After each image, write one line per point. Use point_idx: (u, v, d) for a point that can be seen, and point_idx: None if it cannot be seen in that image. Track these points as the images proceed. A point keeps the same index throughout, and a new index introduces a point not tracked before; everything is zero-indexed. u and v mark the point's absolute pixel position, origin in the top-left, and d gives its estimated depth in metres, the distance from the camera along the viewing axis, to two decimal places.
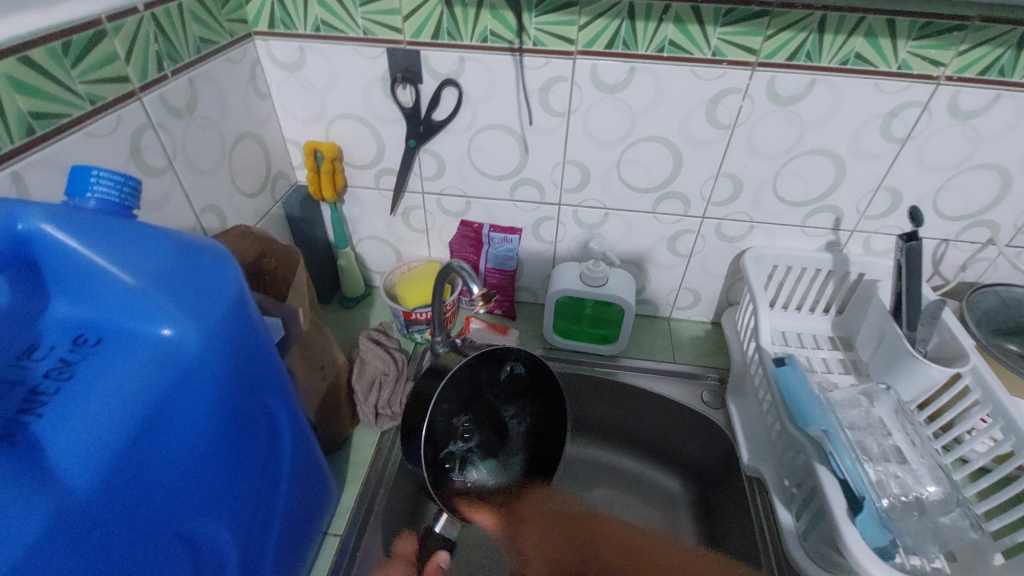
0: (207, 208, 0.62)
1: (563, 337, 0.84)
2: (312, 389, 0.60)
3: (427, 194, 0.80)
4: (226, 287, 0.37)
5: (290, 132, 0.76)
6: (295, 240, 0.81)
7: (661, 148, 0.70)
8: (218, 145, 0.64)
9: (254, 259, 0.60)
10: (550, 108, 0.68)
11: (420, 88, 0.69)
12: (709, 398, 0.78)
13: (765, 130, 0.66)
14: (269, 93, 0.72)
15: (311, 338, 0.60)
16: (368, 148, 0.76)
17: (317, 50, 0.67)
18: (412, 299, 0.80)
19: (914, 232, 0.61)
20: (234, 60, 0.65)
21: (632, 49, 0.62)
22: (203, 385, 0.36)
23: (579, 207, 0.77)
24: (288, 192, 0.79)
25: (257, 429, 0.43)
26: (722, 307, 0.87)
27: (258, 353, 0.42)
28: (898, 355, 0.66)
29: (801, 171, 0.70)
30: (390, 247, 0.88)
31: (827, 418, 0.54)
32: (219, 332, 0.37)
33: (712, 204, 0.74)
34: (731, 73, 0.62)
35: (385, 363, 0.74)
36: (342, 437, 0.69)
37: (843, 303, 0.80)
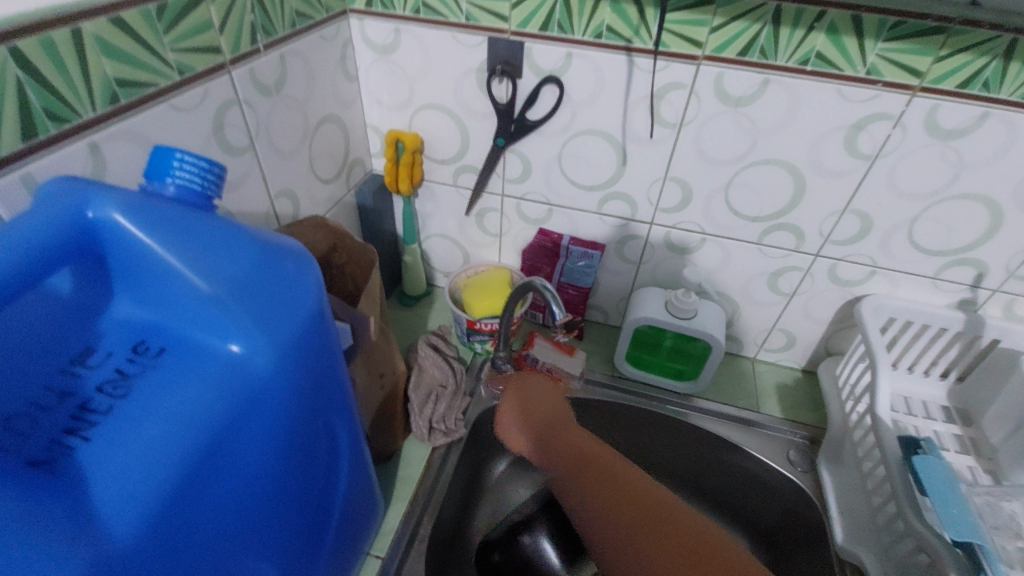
0: (283, 193, 0.59)
1: (634, 367, 0.77)
2: (370, 400, 0.56)
3: (507, 197, 0.74)
4: (304, 300, 0.33)
5: (373, 118, 0.72)
6: (363, 231, 0.77)
7: (781, 174, 0.61)
8: (301, 127, 0.60)
9: (325, 253, 0.56)
10: (660, 117, 0.61)
11: (518, 84, 0.63)
12: (795, 457, 0.70)
13: (912, 166, 0.57)
14: (357, 75, 0.68)
15: (378, 346, 0.55)
16: (452, 143, 0.70)
17: (413, 33, 0.62)
18: (479, 308, 0.74)
19: None
20: (327, 37, 0.61)
21: (770, 59, 0.54)
22: (269, 410, 0.32)
23: (672, 229, 0.70)
24: (363, 180, 0.75)
25: (319, 453, 0.39)
26: (817, 355, 0.78)
27: (329, 371, 0.37)
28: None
29: (947, 216, 0.60)
30: (459, 248, 0.83)
31: (980, 529, 0.45)
32: (293, 351, 0.32)
33: (829, 242, 0.65)
34: (884, 96, 0.53)
35: (443, 374, 0.70)
36: (392, 448, 0.65)
37: (967, 370, 0.70)
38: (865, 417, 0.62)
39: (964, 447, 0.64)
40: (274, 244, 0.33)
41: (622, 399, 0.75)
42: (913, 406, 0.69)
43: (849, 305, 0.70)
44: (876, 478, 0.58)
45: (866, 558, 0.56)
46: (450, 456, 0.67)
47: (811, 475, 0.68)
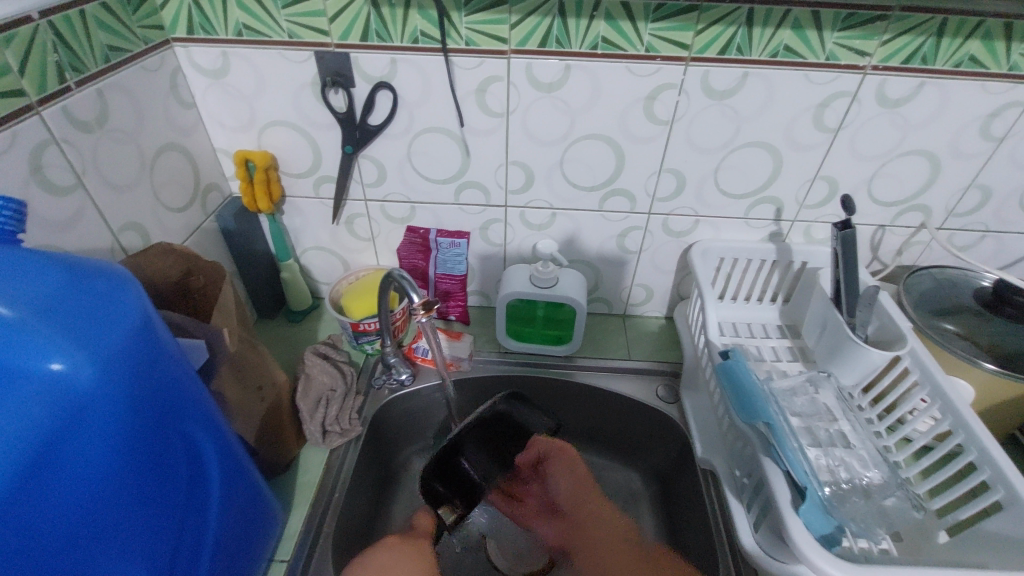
0: (127, 226, 0.59)
1: (516, 340, 0.83)
2: (250, 412, 0.58)
3: (370, 201, 0.78)
4: (125, 313, 0.36)
5: (221, 142, 0.73)
6: (233, 254, 0.77)
7: (602, 146, 0.69)
8: (136, 160, 0.60)
9: (178, 279, 0.57)
10: (488, 108, 0.67)
11: (353, 92, 0.66)
12: (663, 393, 0.79)
13: (702, 125, 0.67)
14: (194, 102, 0.68)
15: (244, 357, 0.58)
16: (305, 157, 0.73)
17: (241, 56, 0.64)
18: (358, 310, 0.78)
19: (849, 220, 0.62)
20: (151, 68, 0.62)
21: (566, 47, 0.61)
22: (100, 421, 0.34)
23: (526, 209, 0.77)
24: (222, 204, 0.76)
25: (177, 462, 0.41)
26: (674, 302, 0.88)
27: (172, 381, 0.40)
28: (840, 342, 0.66)
29: (741, 163, 0.70)
30: (337, 257, 0.86)
31: (769, 409, 0.55)
32: (119, 362, 0.35)
33: (657, 200, 0.75)
34: (666, 69, 0.62)
35: (332, 378, 0.72)
36: (287, 458, 0.67)
37: (789, 291, 0.82)
38: (706, 348, 0.72)
39: (794, 356, 0.76)
40: (84, 269, 0.36)
41: (509, 372, 0.82)
42: (751, 330, 0.80)
43: (686, 253, 0.81)
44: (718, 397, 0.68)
45: (717, 462, 0.66)
46: (348, 455, 0.70)
47: (677, 405, 0.77)
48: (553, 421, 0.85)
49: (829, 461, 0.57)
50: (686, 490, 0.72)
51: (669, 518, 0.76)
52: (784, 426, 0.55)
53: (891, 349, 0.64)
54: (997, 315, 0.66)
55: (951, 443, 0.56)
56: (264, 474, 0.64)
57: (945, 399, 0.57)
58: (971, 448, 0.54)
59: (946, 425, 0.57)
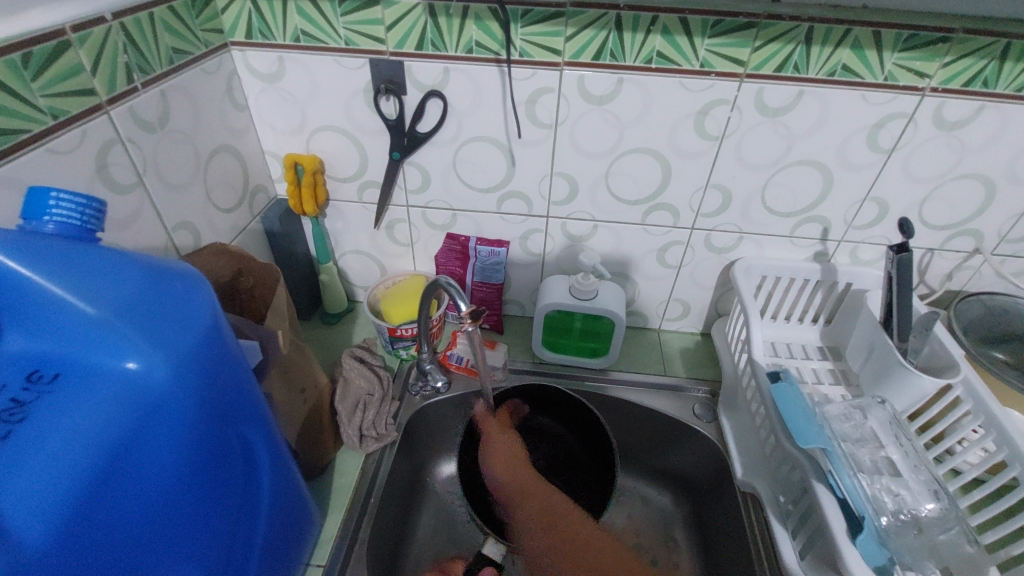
0: (181, 225, 0.60)
1: (551, 351, 0.83)
2: (294, 413, 0.59)
3: (412, 207, 0.78)
4: (198, 314, 0.36)
5: (270, 145, 0.74)
6: (275, 255, 0.78)
7: (649, 160, 0.69)
8: (192, 160, 0.61)
9: (230, 277, 0.58)
10: (537, 119, 0.67)
11: (404, 100, 0.67)
12: (700, 411, 0.78)
13: (753, 141, 0.66)
14: (247, 105, 0.70)
15: (292, 360, 0.59)
16: (351, 161, 0.74)
17: (296, 61, 0.65)
18: (397, 315, 0.78)
19: (905, 243, 0.61)
20: (210, 71, 0.63)
21: (619, 60, 0.61)
22: (172, 422, 0.35)
23: (567, 220, 0.77)
24: (267, 206, 0.77)
25: (236, 463, 0.41)
26: (711, 318, 0.87)
27: (237, 382, 0.40)
28: (889, 366, 0.65)
29: (789, 182, 0.69)
30: (374, 261, 0.87)
31: (823, 434, 0.55)
32: (192, 364, 0.35)
33: (701, 215, 0.74)
34: (719, 85, 0.62)
35: (369, 383, 0.72)
36: (325, 461, 0.67)
37: (831, 312, 0.81)
38: (748, 366, 0.71)
39: (836, 379, 0.75)
40: (161, 270, 0.36)
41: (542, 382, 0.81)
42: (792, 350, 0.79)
43: (727, 269, 0.80)
44: (762, 418, 0.67)
45: (759, 485, 0.65)
46: (383, 460, 0.70)
47: (714, 425, 0.76)
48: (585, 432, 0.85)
49: (879, 489, 0.55)
50: (722, 511, 0.71)
51: (701, 537, 0.75)
52: (838, 450, 0.55)
53: (944, 377, 0.63)
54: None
55: (1008, 477, 0.54)
56: (303, 476, 0.64)
57: (1001, 430, 0.55)
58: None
59: (1001, 457, 0.55)
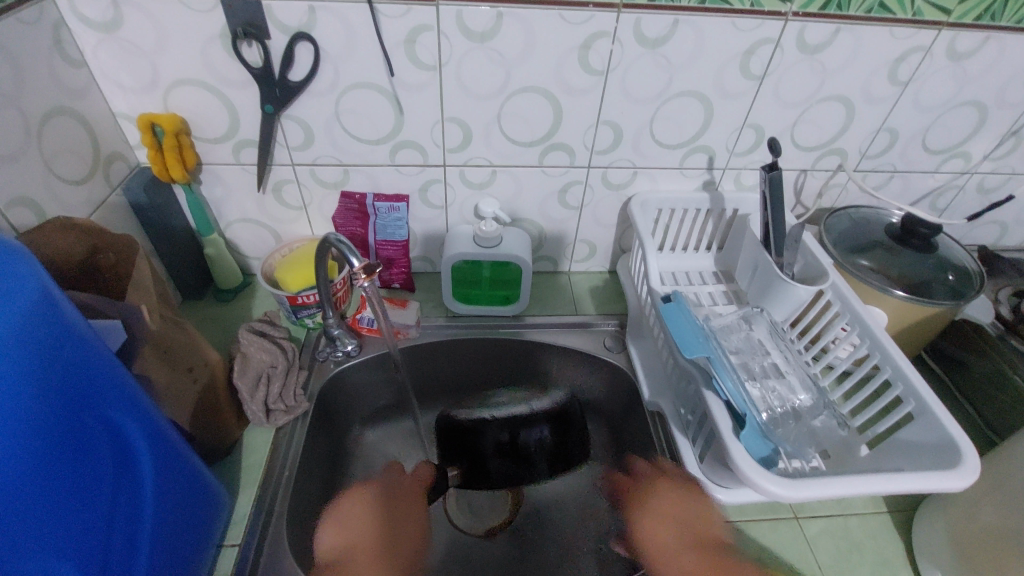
0: (16, 202, 0.53)
1: (463, 303, 0.81)
2: (182, 397, 0.54)
3: (298, 165, 0.73)
4: (22, 286, 0.35)
5: (120, 106, 0.66)
6: (148, 232, 0.71)
7: (694, 103, 0.70)
8: (21, 126, 0.54)
9: (84, 256, 0.52)
10: (589, 66, 0.65)
11: (445, 40, 0.62)
12: (610, 343, 0.81)
13: (791, 80, 0.69)
14: (83, 60, 0.62)
15: (169, 336, 0.53)
16: (220, 121, 0.67)
17: (137, 5, 0.58)
18: (294, 282, 0.73)
19: (776, 162, 0.61)
20: (29, 21, 0.55)
21: (677, 1, 0.60)
22: (7, 399, 0.33)
23: (608, 168, 0.76)
24: (129, 175, 0.69)
25: (98, 442, 0.41)
26: (617, 255, 0.88)
27: (81, 360, 0.40)
28: (770, 280, 0.70)
29: (818, 118, 0.73)
30: (266, 229, 0.80)
31: (872, 325, 0.62)
32: (19, 339, 0.34)
33: (734, 155, 0.76)
34: (768, 24, 0.63)
35: (271, 355, 0.69)
36: (228, 441, 0.63)
37: (722, 238, 0.84)
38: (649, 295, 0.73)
39: None
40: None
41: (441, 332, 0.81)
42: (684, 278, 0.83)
43: None
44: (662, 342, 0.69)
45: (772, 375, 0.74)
46: (296, 431, 0.67)
47: (624, 354, 0.79)
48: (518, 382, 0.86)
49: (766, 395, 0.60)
50: None
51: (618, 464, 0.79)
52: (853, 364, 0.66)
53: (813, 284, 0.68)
54: (902, 246, 0.72)
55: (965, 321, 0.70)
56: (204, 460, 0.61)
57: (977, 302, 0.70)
58: (898, 382, 0.59)
59: None
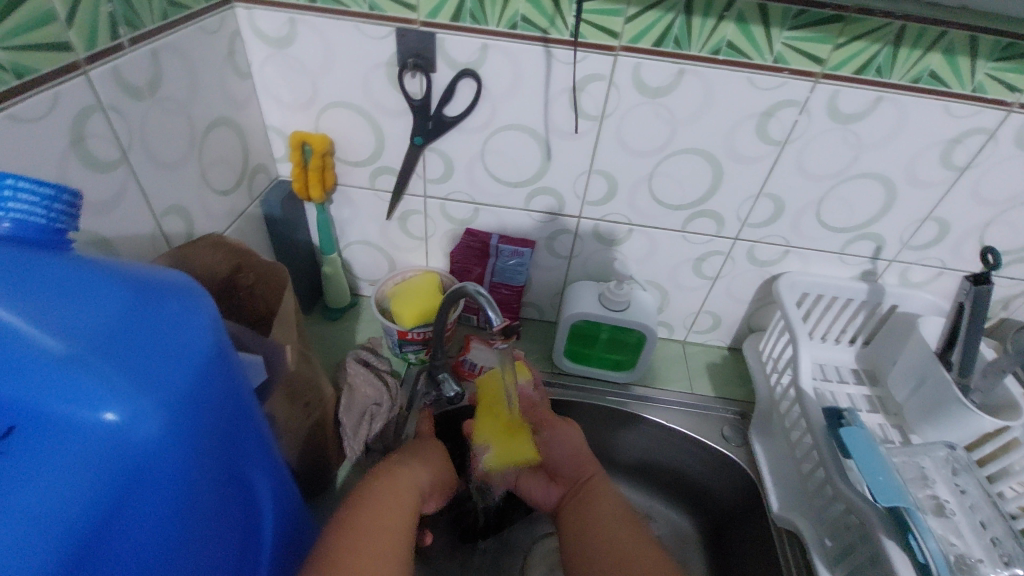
0: (170, 210, 0.53)
1: (572, 360, 0.76)
2: (296, 432, 0.51)
3: (430, 198, 0.70)
4: (198, 343, 0.31)
5: (274, 120, 0.66)
6: (275, 246, 0.71)
7: (876, 187, 0.62)
8: (187, 134, 0.54)
9: (226, 274, 0.51)
10: (765, 135, 0.59)
11: (614, 91, 0.58)
12: (729, 432, 0.72)
13: (999, 176, 0.60)
14: (250, 73, 0.62)
15: (299, 374, 0.51)
16: (365, 146, 0.66)
17: (311, 24, 0.57)
18: (410, 316, 0.69)
19: (986, 274, 0.55)
20: (211, 32, 0.55)
21: (885, 77, 0.54)
22: (165, 472, 0.30)
23: (757, 244, 0.69)
24: (268, 187, 0.69)
25: (238, 509, 0.36)
26: (742, 333, 0.81)
27: (238, 418, 0.35)
28: (943, 399, 0.59)
29: (1019, 220, 0.63)
30: (383, 254, 0.78)
31: None
32: (189, 401, 0.30)
33: (907, 247, 0.67)
34: (987, 112, 0.55)
35: (376, 392, 0.65)
36: (326, 479, 0.60)
37: (870, 334, 0.75)
38: (790, 388, 0.65)
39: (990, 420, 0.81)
40: (151, 291, 0.30)
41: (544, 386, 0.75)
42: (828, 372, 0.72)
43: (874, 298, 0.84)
44: (803, 446, 0.61)
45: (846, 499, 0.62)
46: None
47: (744, 449, 0.70)
48: (615, 453, 0.78)
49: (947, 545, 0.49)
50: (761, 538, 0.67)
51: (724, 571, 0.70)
52: None
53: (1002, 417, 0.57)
54: None
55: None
56: (303, 495, 0.58)
57: None
58: None
59: None
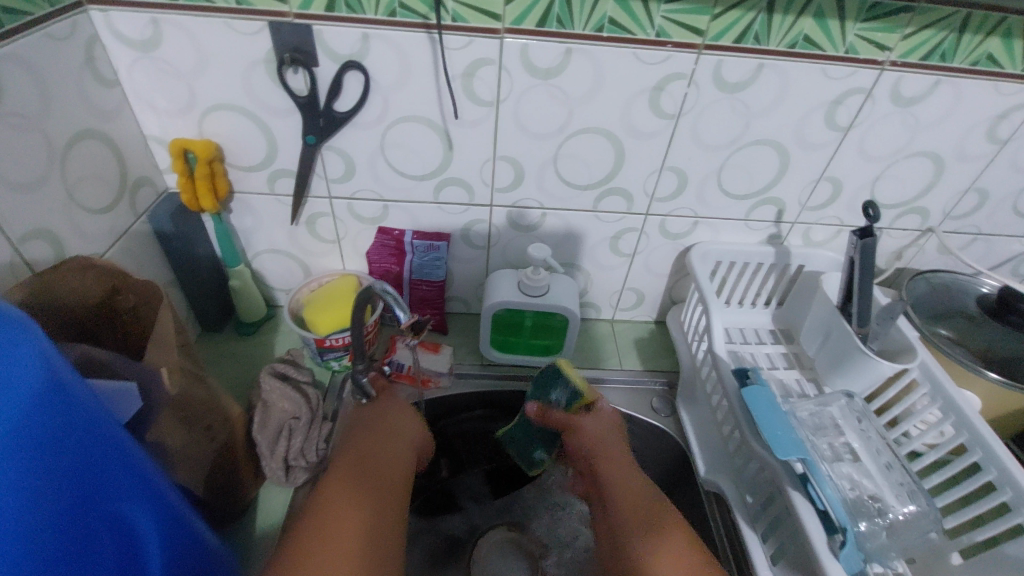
0: (32, 235, 0.49)
1: (501, 350, 0.75)
2: (197, 458, 0.48)
3: (335, 199, 0.68)
4: (23, 375, 0.28)
5: (152, 129, 0.62)
6: (172, 263, 0.67)
7: (770, 152, 0.64)
8: (44, 151, 0.50)
9: (100, 299, 0.48)
10: (660, 109, 0.60)
11: (505, 74, 0.57)
12: (658, 404, 0.73)
13: (879, 133, 0.63)
14: (117, 80, 0.57)
15: (193, 395, 0.48)
16: (257, 149, 0.63)
17: (176, 23, 0.53)
18: (323, 323, 0.68)
19: (869, 227, 0.57)
20: (60, 38, 0.51)
21: (763, 44, 0.55)
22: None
23: (667, 217, 0.70)
24: (156, 201, 0.65)
25: (105, 551, 0.33)
26: (666, 306, 0.82)
27: (93, 451, 0.32)
28: (847, 351, 0.62)
29: (903, 174, 0.66)
30: (295, 261, 0.75)
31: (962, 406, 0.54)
32: (18, 440, 0.27)
33: (807, 208, 0.70)
34: (861, 72, 0.57)
35: (294, 405, 0.61)
36: (242, 502, 0.57)
37: (783, 294, 0.77)
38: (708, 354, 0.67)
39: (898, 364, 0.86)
40: None
41: (473, 380, 0.75)
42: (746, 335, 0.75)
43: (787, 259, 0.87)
44: (722, 409, 0.63)
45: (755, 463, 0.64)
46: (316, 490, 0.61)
47: (673, 418, 0.72)
48: None
49: (854, 492, 0.52)
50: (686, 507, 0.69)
51: None
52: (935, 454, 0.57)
53: (899, 360, 0.60)
54: (996, 322, 0.63)
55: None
56: (215, 523, 0.54)
57: None
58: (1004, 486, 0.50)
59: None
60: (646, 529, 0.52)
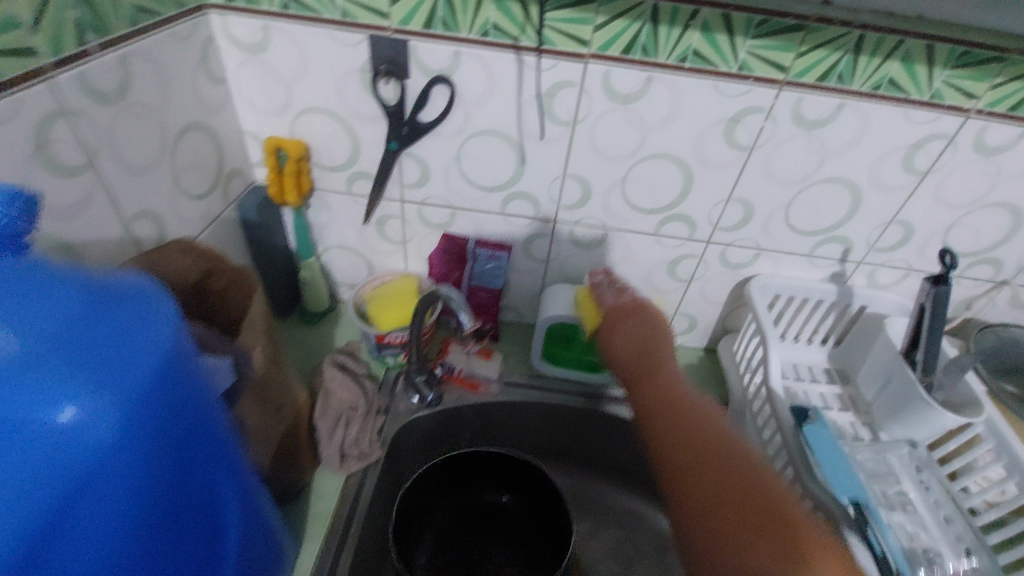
0: (141, 215, 0.53)
1: (551, 363, 0.77)
2: (269, 435, 0.51)
3: (407, 203, 0.71)
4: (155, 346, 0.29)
5: (249, 124, 0.66)
6: (252, 250, 0.71)
7: (842, 191, 0.64)
8: (158, 138, 0.54)
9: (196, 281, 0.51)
10: (734, 141, 0.61)
11: (585, 96, 0.59)
12: None
13: (957, 181, 0.62)
14: (224, 78, 0.62)
15: (271, 377, 0.51)
16: (341, 151, 0.66)
17: (284, 31, 0.57)
18: (385, 320, 0.70)
19: (944, 275, 0.56)
20: (183, 38, 0.55)
21: (846, 84, 0.55)
22: (118, 486, 0.28)
23: (729, 247, 0.70)
24: (244, 192, 0.69)
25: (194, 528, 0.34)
26: (717, 334, 0.82)
27: (201, 427, 0.33)
28: (908, 398, 0.61)
29: (978, 224, 0.65)
30: (361, 258, 0.79)
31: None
32: (146, 409, 0.28)
33: (874, 250, 0.69)
34: (944, 118, 0.57)
35: (352, 396, 0.65)
36: (299, 484, 0.60)
37: (841, 334, 0.76)
38: (762, 388, 0.66)
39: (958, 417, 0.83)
40: (109, 297, 0.29)
41: (520, 389, 0.76)
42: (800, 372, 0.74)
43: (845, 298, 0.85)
44: (774, 443, 0.62)
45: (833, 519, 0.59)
46: (365, 481, 0.63)
47: None
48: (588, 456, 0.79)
49: (911, 542, 0.50)
50: None
51: None
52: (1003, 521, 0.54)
53: (963, 413, 0.59)
54: None
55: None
56: (276, 501, 0.57)
57: None
58: None
59: None
60: (690, 475, 0.49)
